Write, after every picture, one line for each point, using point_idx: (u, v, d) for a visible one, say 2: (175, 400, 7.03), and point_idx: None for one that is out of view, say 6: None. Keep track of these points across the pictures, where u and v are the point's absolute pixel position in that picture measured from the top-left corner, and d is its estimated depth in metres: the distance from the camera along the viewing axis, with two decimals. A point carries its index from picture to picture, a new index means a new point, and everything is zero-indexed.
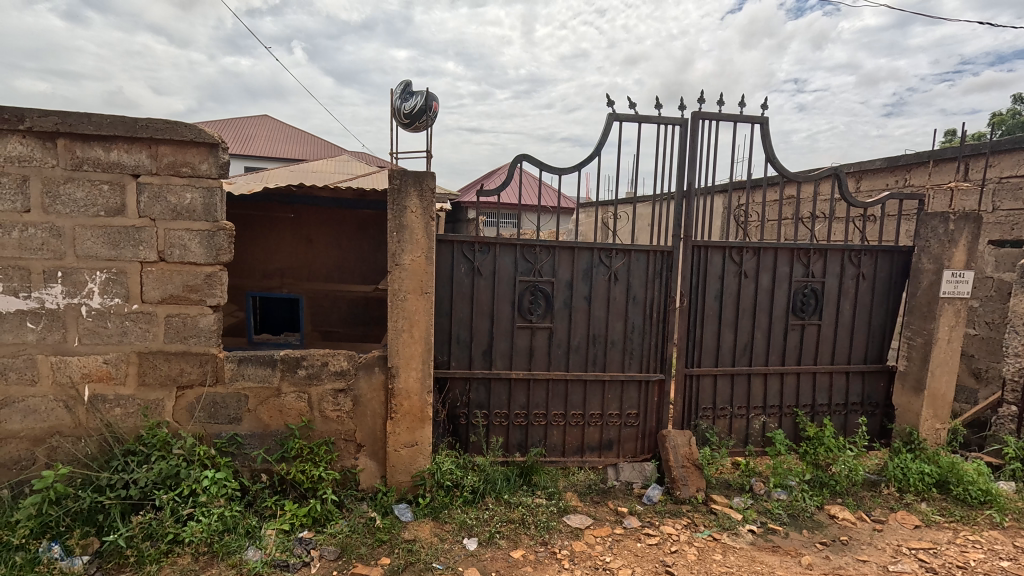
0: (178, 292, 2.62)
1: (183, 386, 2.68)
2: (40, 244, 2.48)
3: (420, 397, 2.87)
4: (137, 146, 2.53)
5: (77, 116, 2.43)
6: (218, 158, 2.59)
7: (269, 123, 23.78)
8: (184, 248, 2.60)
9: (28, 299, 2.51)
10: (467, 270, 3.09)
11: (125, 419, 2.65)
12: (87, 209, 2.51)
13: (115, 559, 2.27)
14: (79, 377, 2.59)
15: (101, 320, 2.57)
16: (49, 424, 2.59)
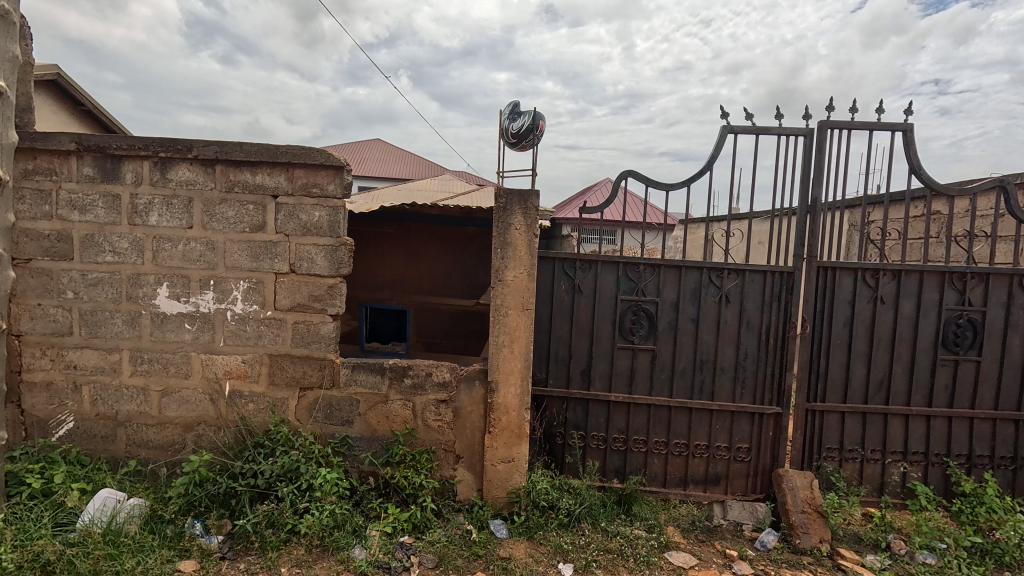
0: (305, 301, 2.88)
1: (304, 388, 2.93)
2: (198, 256, 2.86)
3: (518, 413, 2.87)
4: (277, 170, 2.83)
5: (233, 146, 2.79)
6: (342, 179, 2.82)
7: (381, 145, 25.79)
8: (311, 261, 2.85)
9: (187, 304, 2.89)
10: (568, 288, 3.06)
11: (256, 414, 2.94)
12: (236, 226, 2.85)
13: (243, 542, 2.50)
14: (222, 374, 2.92)
15: (242, 324, 2.89)
16: (197, 414, 2.94)
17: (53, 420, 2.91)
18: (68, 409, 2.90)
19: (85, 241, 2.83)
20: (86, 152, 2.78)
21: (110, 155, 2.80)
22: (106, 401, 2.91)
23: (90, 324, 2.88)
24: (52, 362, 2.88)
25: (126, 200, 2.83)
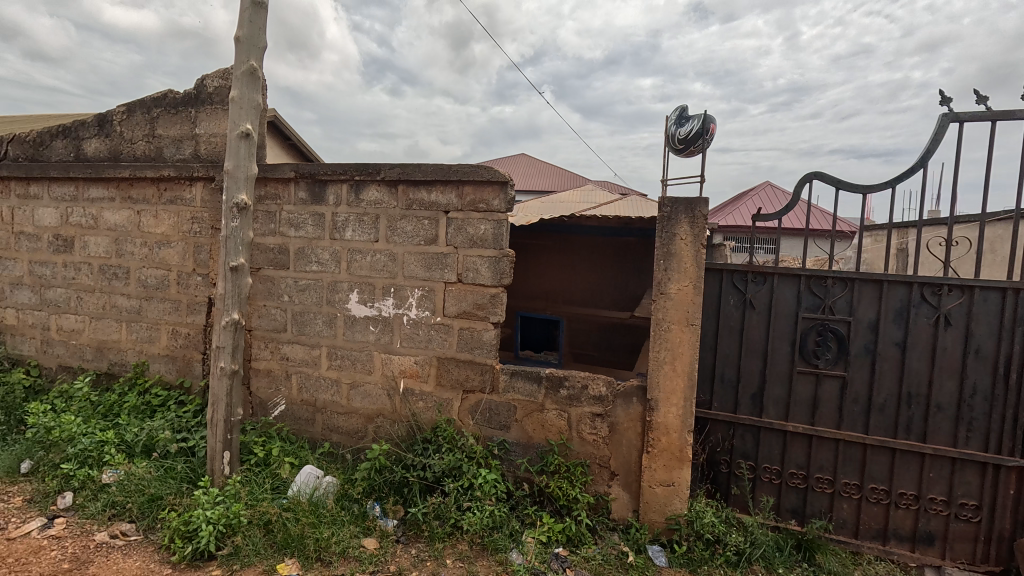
0: (470, 309, 3.06)
1: (467, 390, 3.11)
2: (382, 267, 3.22)
3: (679, 435, 2.71)
4: (448, 188, 3.07)
5: (413, 167, 3.09)
6: (506, 194, 2.95)
7: (526, 159, 26.79)
8: (476, 272, 3.03)
9: (371, 308, 3.26)
10: (737, 302, 2.81)
11: (425, 411, 3.19)
12: (413, 239, 3.15)
13: (415, 529, 2.73)
14: (397, 372, 3.24)
15: (416, 328, 3.18)
16: (377, 406, 3.28)
17: (270, 401, 3.48)
18: (282, 393, 3.45)
19: (298, 254, 3.36)
20: (301, 178, 3.30)
21: (319, 180, 3.28)
22: (309, 389, 3.40)
23: (299, 323, 3.39)
24: (271, 353, 3.45)
25: (329, 219, 3.30)
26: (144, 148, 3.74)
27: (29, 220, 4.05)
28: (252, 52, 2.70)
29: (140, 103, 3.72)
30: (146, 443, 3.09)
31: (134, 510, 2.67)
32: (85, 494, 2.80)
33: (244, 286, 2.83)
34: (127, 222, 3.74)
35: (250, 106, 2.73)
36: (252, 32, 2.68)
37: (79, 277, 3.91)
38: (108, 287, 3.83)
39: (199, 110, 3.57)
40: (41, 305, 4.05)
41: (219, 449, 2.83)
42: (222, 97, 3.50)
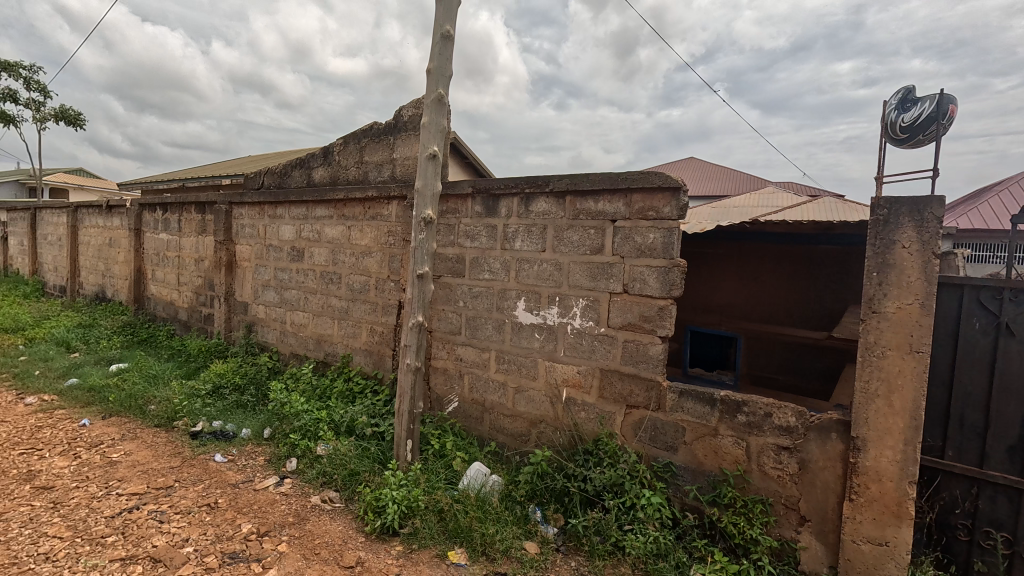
0: (636, 321, 2.95)
1: (631, 406, 2.98)
2: (548, 276, 3.25)
3: (897, 485, 2.24)
4: (617, 196, 3.00)
5: (581, 177, 3.08)
6: (679, 201, 2.77)
7: (696, 163, 25.21)
8: (643, 282, 2.91)
9: (536, 315, 3.31)
10: (986, 327, 2.22)
11: (587, 423, 3.13)
12: (579, 249, 3.14)
13: (574, 541, 2.70)
14: (561, 381, 3.22)
15: (579, 338, 3.15)
16: (539, 412, 3.31)
17: (446, 397, 3.75)
18: (455, 391, 3.70)
19: (473, 263, 3.59)
20: (478, 193, 3.53)
21: (492, 194, 3.48)
22: (479, 389, 3.58)
23: (472, 327, 3.60)
24: (447, 354, 3.73)
25: (500, 230, 3.46)
26: (355, 173, 4.42)
27: (276, 235, 5.08)
28: (440, 82, 2.99)
29: (353, 136, 4.42)
30: (348, 424, 3.61)
31: (339, 481, 3.13)
32: (305, 462, 3.38)
33: (428, 292, 3.13)
34: (341, 235, 4.45)
35: (437, 130, 3.03)
36: (441, 64, 2.97)
37: (307, 281, 4.77)
38: (326, 289, 4.59)
39: (396, 137, 4.10)
40: (281, 303, 5.04)
41: (404, 436, 3.17)
42: (415, 124, 3.97)
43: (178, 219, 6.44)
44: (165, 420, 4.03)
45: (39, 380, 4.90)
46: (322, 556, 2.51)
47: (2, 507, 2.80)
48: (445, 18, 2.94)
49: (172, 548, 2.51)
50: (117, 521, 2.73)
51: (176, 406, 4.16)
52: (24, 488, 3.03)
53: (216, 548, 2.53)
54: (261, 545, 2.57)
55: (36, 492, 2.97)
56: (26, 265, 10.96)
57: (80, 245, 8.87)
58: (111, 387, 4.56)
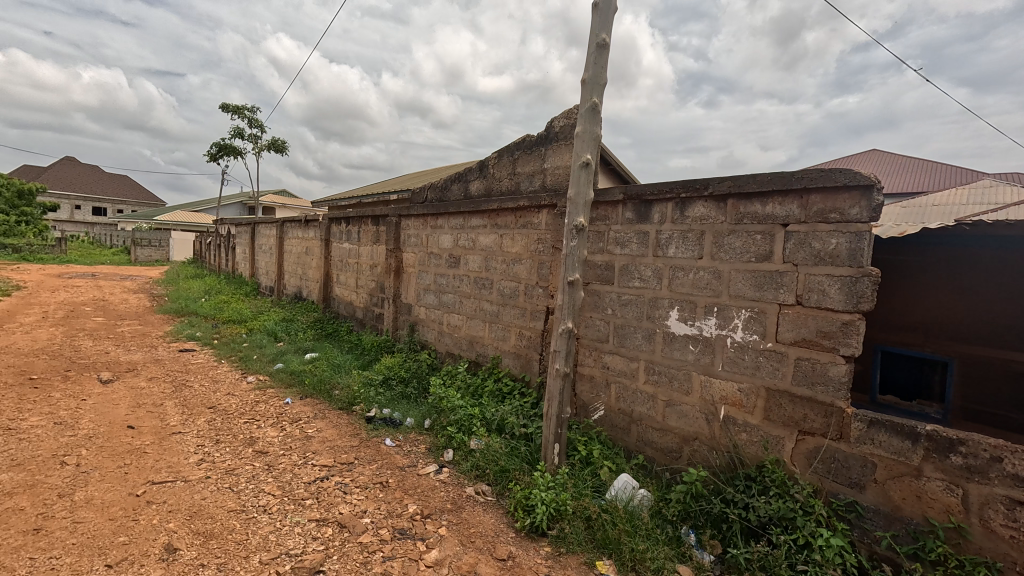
0: (812, 337, 2.63)
1: (804, 432, 2.66)
2: (705, 285, 3.06)
3: None
4: (789, 198, 2.71)
5: (746, 178, 2.85)
6: (871, 200, 2.41)
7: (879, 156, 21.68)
8: (821, 293, 2.58)
9: (691, 326, 3.13)
10: None
11: (750, 445, 2.87)
12: (742, 256, 2.90)
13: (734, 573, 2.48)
14: (718, 398, 3.00)
15: (741, 352, 2.90)
16: (693, 429, 3.12)
17: (592, 405, 3.73)
18: (601, 400, 3.66)
19: (622, 271, 3.53)
20: (629, 200, 3.47)
21: (645, 200, 3.39)
22: (626, 399, 3.49)
23: (620, 335, 3.54)
24: (594, 361, 3.71)
25: (652, 237, 3.35)
26: (508, 184, 4.66)
27: (436, 244, 5.58)
28: (595, 90, 3.01)
29: (507, 149, 4.67)
30: (499, 423, 3.79)
31: (490, 476, 3.31)
32: (460, 454, 3.63)
33: (578, 298, 3.15)
34: (494, 243, 4.72)
35: (590, 138, 3.05)
36: (597, 72, 3.00)
37: (462, 286, 5.14)
38: (479, 294, 4.90)
39: (547, 148, 4.23)
40: (439, 306, 5.51)
41: (551, 440, 3.22)
42: (566, 134, 4.06)
43: (358, 231, 7.42)
44: (346, 404, 4.66)
45: (257, 363, 6.02)
46: (477, 545, 2.67)
47: (234, 463, 3.48)
48: (602, 27, 2.96)
49: (354, 517, 2.88)
50: (313, 487, 3.22)
51: (354, 393, 4.78)
52: (248, 450, 3.74)
53: (388, 522, 2.84)
54: (424, 526, 2.83)
55: (256, 455, 3.65)
56: (247, 270, 13.53)
57: (284, 254, 10.70)
58: (307, 373, 5.41)
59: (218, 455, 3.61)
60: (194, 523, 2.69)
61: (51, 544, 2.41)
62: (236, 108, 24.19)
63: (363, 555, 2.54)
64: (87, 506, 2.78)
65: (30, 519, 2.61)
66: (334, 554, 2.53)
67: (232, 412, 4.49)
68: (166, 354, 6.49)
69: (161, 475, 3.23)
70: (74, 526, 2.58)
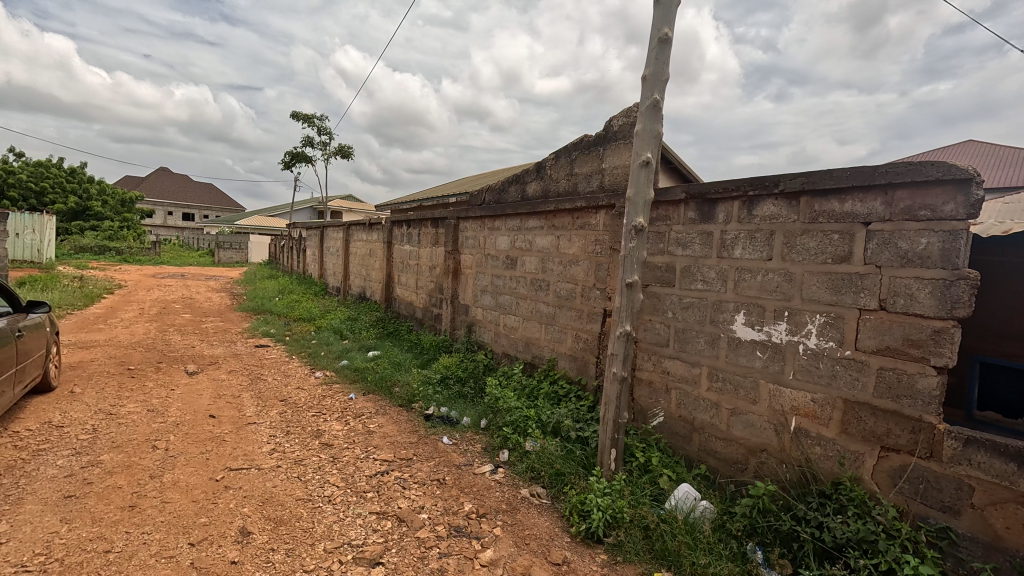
0: (897, 345, 2.42)
1: (888, 448, 2.45)
2: (775, 288, 2.89)
3: None
4: (872, 195, 2.51)
5: (821, 174, 2.67)
6: (969, 196, 2.18)
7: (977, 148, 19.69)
8: (909, 298, 2.37)
9: (759, 332, 2.97)
10: None
11: (824, 460, 2.68)
12: (817, 257, 2.71)
13: None
14: (789, 408, 2.82)
15: (815, 360, 2.71)
16: (760, 440, 2.95)
17: (650, 411, 3.62)
18: (661, 405, 3.54)
19: (684, 272, 3.41)
20: (691, 199, 3.34)
21: (708, 199, 3.25)
22: (687, 406, 3.36)
23: (681, 340, 3.41)
24: (653, 366, 3.60)
25: (717, 237, 3.21)
26: (565, 185, 4.63)
27: (493, 245, 5.63)
28: (656, 87, 2.93)
29: (564, 150, 4.64)
30: (554, 425, 3.76)
31: (545, 478, 3.29)
32: (515, 455, 3.63)
33: (637, 301, 3.06)
34: (550, 244, 4.70)
35: (651, 136, 2.97)
36: (657, 68, 2.91)
37: (518, 287, 5.16)
38: (535, 296, 4.90)
39: (606, 148, 4.17)
40: (496, 307, 5.55)
41: (608, 445, 3.15)
42: (625, 133, 3.98)
43: (418, 233, 7.63)
44: (406, 402, 4.79)
45: (324, 359, 6.33)
46: (532, 547, 2.66)
47: (303, 454, 3.68)
48: (663, 21, 2.87)
49: (412, 512, 2.96)
50: (374, 480, 3.33)
51: (413, 391, 4.91)
52: (315, 442, 3.93)
53: (445, 519, 2.89)
54: (480, 525, 2.85)
55: (322, 447, 3.83)
56: (316, 271, 14.29)
57: (350, 256, 11.19)
58: (369, 370, 5.62)
59: (288, 446, 3.82)
60: (266, 509, 2.86)
61: (144, 521, 2.64)
62: (307, 117, 25.62)
63: (421, 550, 2.60)
64: (174, 487, 3.03)
65: (126, 496, 2.87)
66: (393, 547, 2.61)
67: (301, 405, 4.75)
68: (243, 349, 6.96)
69: (237, 462, 3.46)
70: (162, 505, 2.81)
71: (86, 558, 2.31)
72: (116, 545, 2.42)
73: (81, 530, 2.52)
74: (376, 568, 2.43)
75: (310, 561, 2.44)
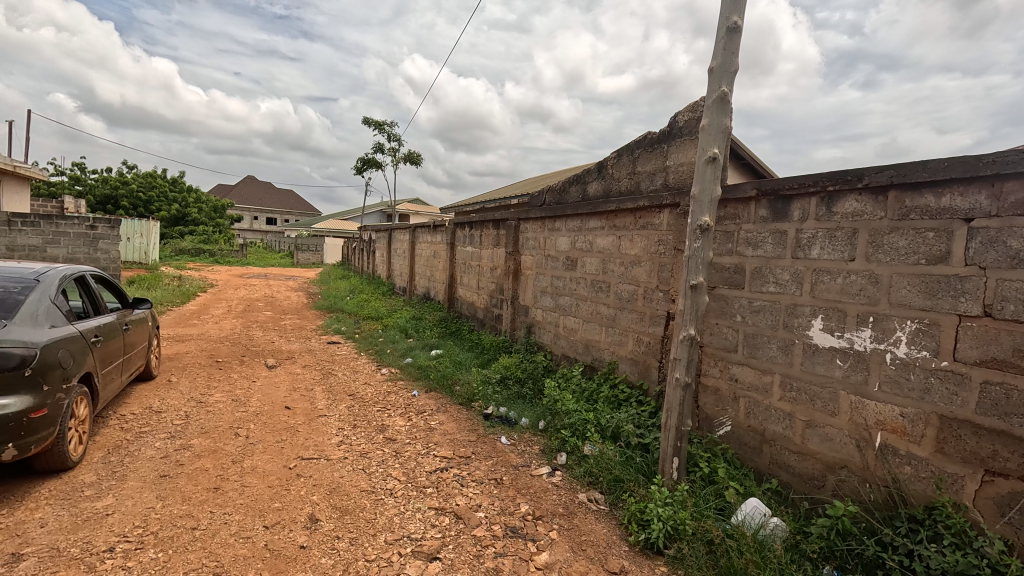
0: (1005, 356, 2.15)
1: (993, 472, 2.18)
2: (858, 291, 2.65)
3: None
4: (975, 188, 2.25)
5: (913, 166, 2.42)
6: None
7: None
8: (1021, 303, 2.10)
9: (840, 339, 2.74)
10: None
11: (915, 482, 2.44)
12: (908, 258, 2.47)
13: None
14: (873, 423, 2.59)
15: (905, 371, 2.47)
16: (840, 456, 2.72)
17: (716, 419, 3.45)
18: (728, 414, 3.36)
19: (754, 274, 3.22)
20: (763, 196, 3.15)
21: (782, 196, 3.05)
22: (757, 416, 3.16)
23: (751, 345, 3.22)
24: (720, 372, 3.42)
25: (791, 236, 3.00)
26: (627, 184, 4.52)
27: (554, 246, 5.60)
28: (723, 79, 2.78)
29: (626, 148, 4.53)
30: (614, 430, 3.68)
31: (604, 484, 3.22)
32: (573, 458, 3.59)
33: (701, 304, 2.93)
34: (611, 245, 4.60)
35: (718, 130, 2.82)
36: (726, 59, 2.77)
37: (579, 288, 5.10)
38: (596, 297, 4.82)
39: (670, 144, 4.02)
40: (556, 308, 5.52)
41: (669, 453, 3.03)
42: (691, 129, 3.83)
43: (480, 234, 7.75)
44: (466, 400, 4.87)
45: (390, 357, 6.57)
46: (589, 553, 2.62)
47: (368, 447, 3.84)
48: (733, 9, 2.73)
49: (470, 510, 2.99)
50: (433, 476, 3.41)
51: (473, 390, 4.99)
52: (379, 436, 4.08)
53: (501, 519, 2.90)
54: (536, 527, 2.84)
55: (386, 441, 3.97)
56: (384, 271, 14.88)
57: (416, 257, 11.56)
58: (431, 368, 5.77)
59: (354, 438, 4.00)
60: (333, 498, 3.00)
61: (225, 502, 2.86)
62: (377, 125, 26.81)
63: (477, 548, 2.63)
64: (252, 473, 3.26)
65: (212, 478, 3.13)
66: (450, 543, 2.65)
67: (367, 400, 4.95)
68: (317, 345, 7.38)
69: (309, 451, 3.67)
70: (242, 488, 3.03)
71: (176, 532, 2.54)
72: (201, 523, 2.64)
73: (173, 507, 2.77)
74: (434, 562, 2.48)
75: (372, 551, 2.53)
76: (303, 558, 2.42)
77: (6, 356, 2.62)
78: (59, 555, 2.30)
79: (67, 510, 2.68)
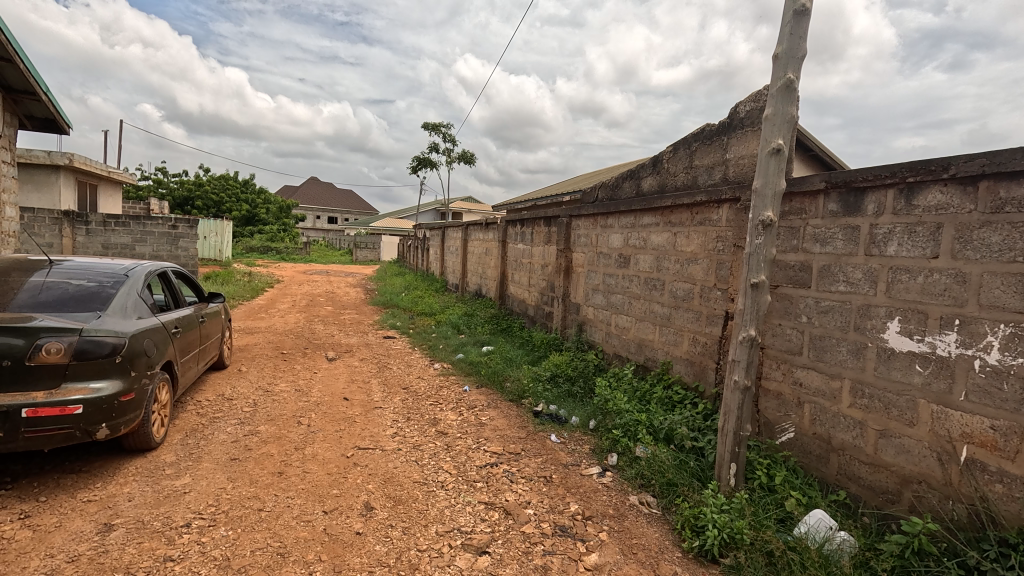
0: None
1: None
2: (942, 291, 2.44)
3: None
4: None
5: (1010, 153, 2.20)
6: None
7: None
8: None
9: (920, 343, 2.52)
10: None
11: (1008, 501, 2.21)
12: (1002, 254, 2.25)
13: None
14: (958, 435, 2.37)
15: (997, 380, 2.24)
16: (918, 469, 2.51)
17: (778, 425, 3.27)
18: (791, 420, 3.18)
19: (823, 272, 3.02)
20: (833, 189, 2.95)
21: (854, 189, 2.85)
22: (824, 423, 2.98)
23: (818, 348, 3.03)
24: (783, 375, 3.25)
25: (865, 232, 2.79)
26: (684, 178, 4.38)
27: (606, 243, 5.51)
28: (790, 65, 2.63)
29: (683, 141, 4.38)
30: (667, 432, 3.58)
31: (656, 487, 3.13)
32: (625, 459, 3.52)
33: (763, 303, 2.78)
34: (666, 242, 4.47)
35: (783, 120, 2.67)
36: (792, 44, 2.62)
37: (631, 286, 4.99)
38: (649, 296, 4.70)
39: (730, 137, 3.85)
40: (608, 306, 5.43)
41: (727, 459, 2.91)
42: (754, 119, 3.65)
43: (531, 232, 7.76)
44: (516, 397, 4.90)
45: (442, 352, 6.71)
46: (639, 557, 2.56)
47: (421, 440, 3.94)
48: None
49: (519, 506, 3.01)
50: (483, 471, 3.45)
51: (524, 386, 4.99)
52: (431, 429, 4.18)
53: (550, 517, 2.89)
54: (586, 527, 2.81)
55: (438, 434, 4.06)
56: (437, 269, 15.18)
57: (468, 254, 11.74)
58: (482, 363, 5.85)
59: (408, 431, 4.11)
60: (387, 488, 3.10)
61: (288, 486, 3.02)
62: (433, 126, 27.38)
63: (526, 545, 2.63)
64: (313, 460, 3.42)
65: (276, 463, 3.31)
66: (499, 538, 2.68)
67: (420, 394, 5.08)
68: (374, 339, 7.64)
69: (365, 442, 3.81)
70: (304, 474, 3.19)
71: (245, 512, 2.71)
72: (266, 505, 2.80)
73: (242, 488, 2.96)
74: (483, 557, 2.50)
75: (424, 541, 2.59)
76: (359, 544, 2.51)
77: (100, 344, 2.87)
78: (143, 527, 2.51)
79: (150, 486, 2.92)
